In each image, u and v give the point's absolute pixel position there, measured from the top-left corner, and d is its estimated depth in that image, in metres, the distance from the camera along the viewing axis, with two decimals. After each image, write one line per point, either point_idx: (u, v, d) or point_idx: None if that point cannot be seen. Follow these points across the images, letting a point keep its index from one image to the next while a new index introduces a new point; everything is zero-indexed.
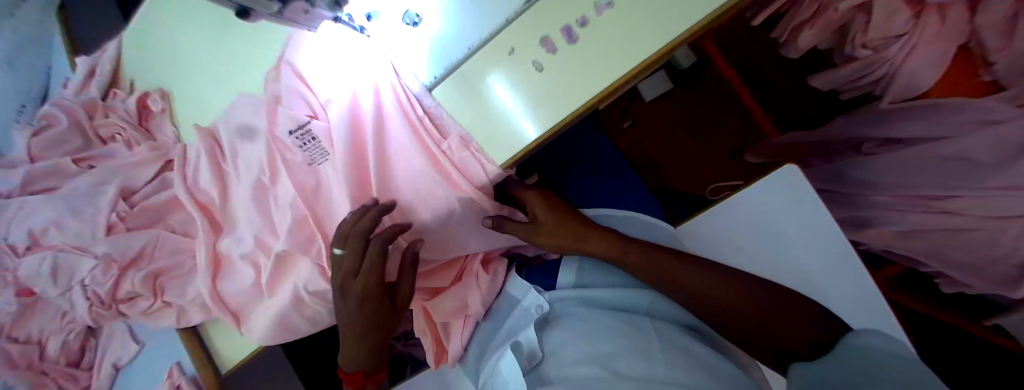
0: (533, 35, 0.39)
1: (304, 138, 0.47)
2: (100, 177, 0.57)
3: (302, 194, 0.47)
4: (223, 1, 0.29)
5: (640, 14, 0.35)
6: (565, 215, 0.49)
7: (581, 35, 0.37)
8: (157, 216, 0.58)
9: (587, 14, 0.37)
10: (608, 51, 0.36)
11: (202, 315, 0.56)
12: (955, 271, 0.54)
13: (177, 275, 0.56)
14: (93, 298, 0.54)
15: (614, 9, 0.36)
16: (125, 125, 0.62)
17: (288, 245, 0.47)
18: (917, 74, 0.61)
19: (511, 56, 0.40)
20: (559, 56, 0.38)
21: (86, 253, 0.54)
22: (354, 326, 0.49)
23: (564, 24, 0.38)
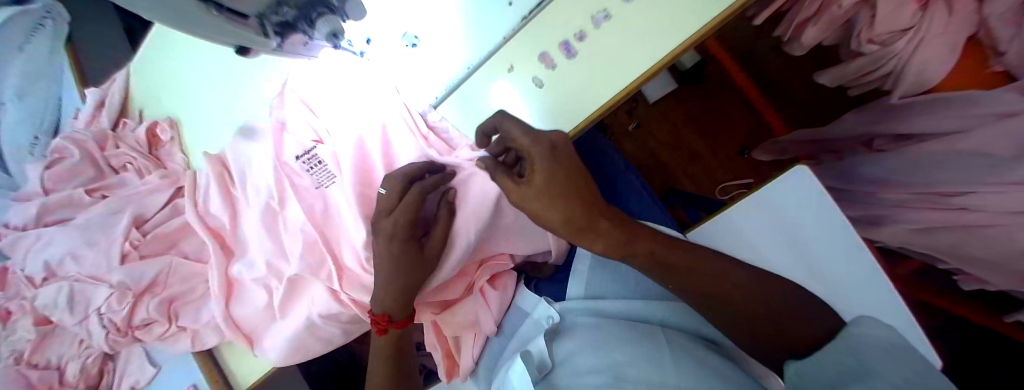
0: (530, 52, 0.39)
1: (311, 162, 0.48)
2: (113, 207, 0.58)
3: (313, 218, 0.47)
4: (219, 40, 0.31)
5: (640, 25, 0.34)
6: (577, 186, 0.33)
7: (580, 50, 0.37)
8: (172, 241, 0.59)
9: (584, 27, 0.36)
10: (610, 63, 0.36)
11: (216, 337, 0.56)
12: (977, 268, 0.35)
13: (190, 300, 0.56)
14: (109, 326, 0.54)
15: (612, 22, 0.35)
16: (136, 154, 0.64)
17: (300, 268, 0.46)
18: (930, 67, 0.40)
19: (511, 73, 0.39)
20: (558, 71, 0.38)
21: (101, 283, 0.55)
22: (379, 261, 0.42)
23: (562, 38, 0.37)
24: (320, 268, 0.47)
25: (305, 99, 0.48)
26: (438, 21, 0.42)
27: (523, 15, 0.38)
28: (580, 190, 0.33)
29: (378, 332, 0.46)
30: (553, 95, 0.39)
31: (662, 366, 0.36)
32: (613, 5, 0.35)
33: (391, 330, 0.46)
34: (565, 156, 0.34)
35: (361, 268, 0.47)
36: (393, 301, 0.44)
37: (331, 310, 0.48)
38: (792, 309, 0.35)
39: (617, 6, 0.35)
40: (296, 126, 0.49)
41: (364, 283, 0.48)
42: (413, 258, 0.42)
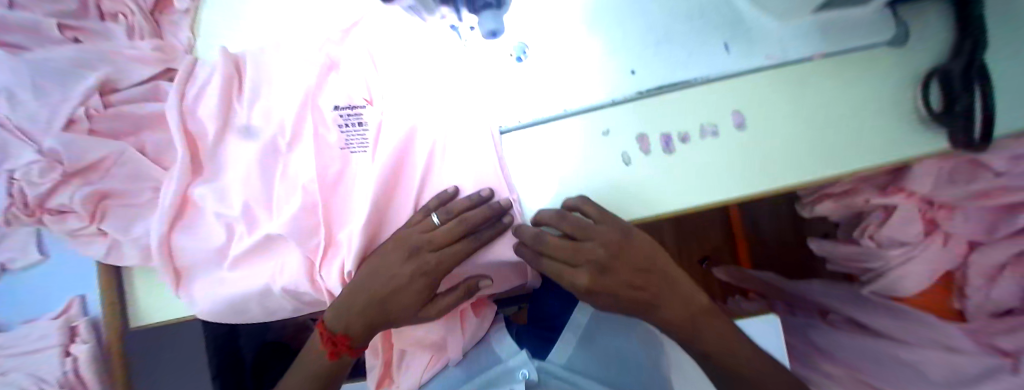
0: (632, 127, 0.39)
1: (350, 119, 0.45)
2: (85, 60, 0.49)
3: (322, 180, 0.42)
4: None
5: (741, 155, 0.37)
6: (650, 277, 0.41)
7: (680, 150, 0.38)
8: (134, 126, 0.50)
9: (690, 131, 0.38)
10: (698, 178, 0.38)
11: (138, 260, 0.47)
12: None
13: (127, 204, 0.47)
14: (17, 198, 0.44)
15: (717, 140, 0.37)
16: (134, 8, 0.55)
17: (287, 229, 0.42)
18: (902, 281, 0.56)
19: (604, 138, 0.39)
20: (649, 158, 0.38)
21: (31, 143, 0.45)
22: (389, 293, 0.43)
23: (666, 131, 0.38)
24: (310, 236, 0.43)
25: (374, 54, 0.44)
26: (552, 45, 0.40)
27: (641, 90, 0.38)
28: (634, 296, 0.41)
29: (331, 352, 0.47)
30: (634, 177, 0.39)
31: None
32: (725, 125, 0.37)
33: (343, 354, 0.47)
34: (621, 266, 0.40)
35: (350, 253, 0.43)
36: (360, 327, 0.45)
37: (299, 285, 0.44)
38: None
39: (728, 127, 0.37)
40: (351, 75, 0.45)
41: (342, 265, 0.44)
42: (411, 306, 0.44)
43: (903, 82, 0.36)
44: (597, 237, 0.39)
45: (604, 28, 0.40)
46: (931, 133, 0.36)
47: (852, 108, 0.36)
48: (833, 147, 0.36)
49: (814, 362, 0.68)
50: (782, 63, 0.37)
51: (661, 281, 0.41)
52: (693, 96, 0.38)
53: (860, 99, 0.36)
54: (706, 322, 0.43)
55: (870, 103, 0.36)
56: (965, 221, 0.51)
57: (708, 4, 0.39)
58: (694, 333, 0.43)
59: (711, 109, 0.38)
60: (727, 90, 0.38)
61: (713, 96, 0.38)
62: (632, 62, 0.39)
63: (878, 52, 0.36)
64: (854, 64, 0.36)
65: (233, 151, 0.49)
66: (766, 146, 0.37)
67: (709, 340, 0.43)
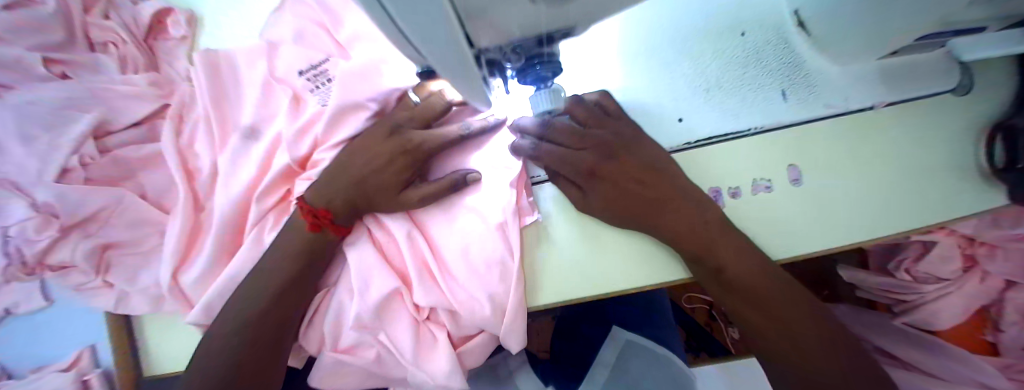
0: None
1: (316, 79, 0.44)
2: (76, 102, 0.46)
3: (296, 137, 0.42)
4: (419, 56, 0.26)
5: (796, 210, 0.35)
6: (654, 169, 0.37)
7: (729, 204, 0.37)
8: (128, 170, 0.47)
9: (740, 187, 0.36)
10: (752, 231, 0.36)
11: (147, 307, 0.44)
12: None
13: (132, 252, 0.45)
14: (13, 255, 0.42)
15: (771, 194, 0.36)
16: (125, 38, 0.52)
17: (268, 184, 0.43)
18: (938, 316, 0.54)
19: None
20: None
21: (24, 196, 0.43)
22: (369, 171, 0.40)
23: (713, 185, 0.37)
24: (271, 192, 0.44)
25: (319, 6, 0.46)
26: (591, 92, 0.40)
27: (684, 142, 0.38)
28: (635, 189, 0.36)
29: (310, 227, 0.40)
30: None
31: None
32: (779, 180, 0.36)
33: (325, 230, 0.40)
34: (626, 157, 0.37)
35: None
36: (339, 202, 0.40)
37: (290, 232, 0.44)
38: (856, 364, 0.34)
39: (782, 182, 0.36)
40: (302, 41, 0.47)
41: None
42: (386, 190, 0.39)
43: (961, 136, 0.35)
44: (606, 125, 0.38)
45: (652, 73, 0.40)
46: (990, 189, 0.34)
47: (911, 160, 0.35)
48: (891, 207, 0.35)
49: None
50: (841, 113, 0.37)
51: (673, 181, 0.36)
52: (745, 148, 0.37)
53: (919, 155, 0.35)
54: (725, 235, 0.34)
55: (929, 157, 0.35)
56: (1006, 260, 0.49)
57: (765, 48, 0.39)
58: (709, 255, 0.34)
59: (764, 162, 0.36)
60: (778, 140, 0.37)
61: (765, 149, 0.37)
62: (681, 111, 0.39)
63: (931, 107, 0.36)
64: (908, 116, 0.36)
65: (228, 165, 0.44)
66: (824, 202, 0.35)
67: (726, 257, 0.34)
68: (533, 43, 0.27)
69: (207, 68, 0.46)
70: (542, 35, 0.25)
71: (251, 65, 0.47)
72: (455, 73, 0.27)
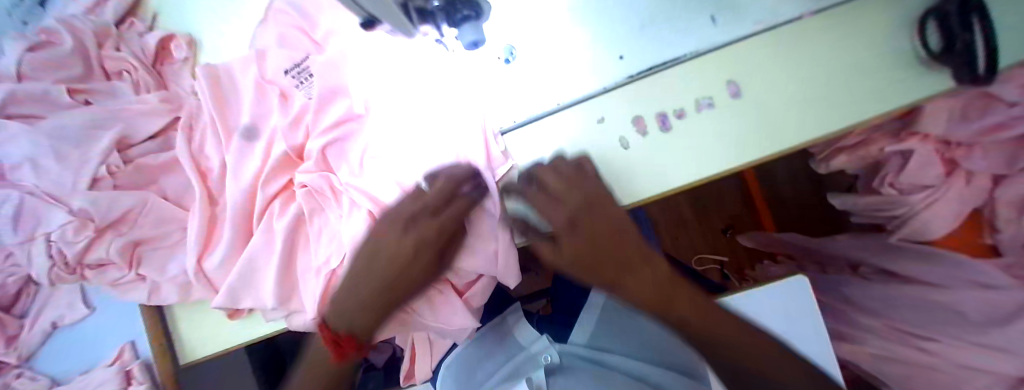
0: (625, 112, 0.41)
1: (300, 76, 0.48)
2: (99, 120, 0.51)
3: (291, 128, 0.46)
4: (357, 8, 0.29)
5: (737, 121, 0.38)
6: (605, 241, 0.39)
7: (676, 126, 0.39)
8: (151, 176, 0.52)
9: (685, 107, 0.39)
10: (698, 151, 0.39)
11: (176, 296, 0.48)
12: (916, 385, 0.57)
13: (160, 246, 0.49)
14: (57, 258, 0.47)
15: (714, 110, 0.39)
16: (136, 65, 0.56)
17: (268, 172, 0.46)
18: (931, 225, 0.55)
19: (601, 125, 0.41)
20: (648, 139, 0.40)
21: (60, 205, 0.47)
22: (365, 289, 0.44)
23: (660, 111, 0.40)
24: (272, 181, 0.47)
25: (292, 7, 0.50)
26: (542, 46, 0.43)
27: (628, 75, 0.41)
28: (590, 269, 0.39)
29: (336, 354, 0.47)
30: (634, 158, 0.40)
31: None
32: (720, 96, 0.39)
33: (349, 352, 0.47)
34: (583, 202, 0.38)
35: (313, 184, 0.44)
36: (356, 322, 0.45)
37: (292, 217, 0.46)
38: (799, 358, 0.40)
39: (723, 97, 0.39)
40: (284, 44, 0.49)
41: (319, 201, 0.45)
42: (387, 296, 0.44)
43: (900, 26, 0.36)
44: (557, 193, 0.38)
45: (595, 20, 0.42)
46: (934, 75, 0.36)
47: (847, 56, 0.37)
48: (830, 103, 0.36)
49: (849, 316, 0.68)
50: (773, 26, 0.38)
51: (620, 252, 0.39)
52: (686, 74, 0.40)
53: (855, 51, 0.37)
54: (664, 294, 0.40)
55: (869, 50, 0.36)
56: (986, 158, 0.49)
57: None
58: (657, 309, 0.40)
59: (703, 82, 0.39)
60: (714, 60, 0.39)
61: (703, 70, 0.40)
62: (621, 49, 0.41)
63: (861, 5, 0.37)
64: (839, 18, 0.38)
65: (235, 161, 0.48)
66: (763, 111, 0.37)
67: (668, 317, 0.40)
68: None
69: (208, 82, 0.50)
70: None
71: (243, 70, 0.51)
72: (392, 19, 0.30)
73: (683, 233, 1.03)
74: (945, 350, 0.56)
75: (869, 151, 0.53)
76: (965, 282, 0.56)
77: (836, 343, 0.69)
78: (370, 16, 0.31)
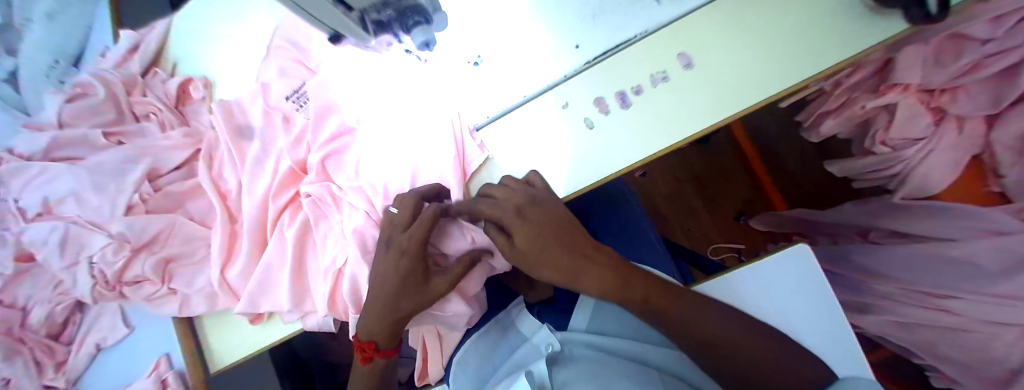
0: (588, 95, 0.45)
1: (299, 100, 0.53)
2: (130, 155, 0.56)
3: (297, 146, 0.51)
4: (321, 25, 0.35)
5: (688, 92, 0.42)
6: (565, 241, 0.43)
7: (634, 102, 0.43)
8: (176, 201, 0.56)
9: (642, 84, 0.43)
10: (655, 124, 0.43)
11: (205, 307, 0.52)
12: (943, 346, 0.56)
13: (188, 263, 0.53)
14: (99, 277, 0.52)
15: (668, 83, 0.42)
16: (161, 106, 0.61)
17: (275, 186, 0.50)
18: (931, 177, 0.55)
19: (566, 110, 0.45)
20: (610, 116, 0.44)
21: (99, 230, 0.52)
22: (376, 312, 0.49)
23: (619, 89, 0.44)
24: (280, 194, 0.51)
25: (290, 40, 0.55)
26: (507, 48, 0.48)
27: (587, 61, 0.45)
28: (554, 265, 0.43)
29: (362, 359, 0.53)
30: (599, 136, 0.44)
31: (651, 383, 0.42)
32: (673, 69, 0.42)
33: (375, 358, 0.53)
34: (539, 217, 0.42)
35: (317, 194, 0.48)
36: (380, 334, 0.51)
37: (299, 221, 0.50)
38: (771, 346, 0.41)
39: (675, 70, 0.42)
40: (286, 76, 0.54)
41: (324, 211, 0.50)
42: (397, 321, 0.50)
43: None
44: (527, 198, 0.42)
45: (554, 15, 0.46)
46: (888, 18, 0.37)
47: (787, 18, 0.39)
48: (774, 64, 0.39)
49: (866, 286, 0.66)
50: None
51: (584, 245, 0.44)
52: (638, 53, 0.44)
53: (794, 13, 0.39)
54: (629, 276, 0.44)
55: (810, 8, 0.39)
56: (972, 99, 0.50)
57: None
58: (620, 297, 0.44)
59: (657, 60, 0.43)
60: (664, 37, 0.43)
61: (654, 48, 0.43)
62: (577, 38, 0.45)
63: None
64: None
65: (251, 179, 0.52)
66: (711, 79, 0.41)
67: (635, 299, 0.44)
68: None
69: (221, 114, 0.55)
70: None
71: (249, 101, 0.55)
72: (349, 32, 0.37)
73: (691, 220, 1.03)
74: (965, 308, 0.54)
75: (852, 111, 0.55)
76: (975, 233, 0.54)
77: (857, 316, 0.67)
78: (334, 31, 0.36)
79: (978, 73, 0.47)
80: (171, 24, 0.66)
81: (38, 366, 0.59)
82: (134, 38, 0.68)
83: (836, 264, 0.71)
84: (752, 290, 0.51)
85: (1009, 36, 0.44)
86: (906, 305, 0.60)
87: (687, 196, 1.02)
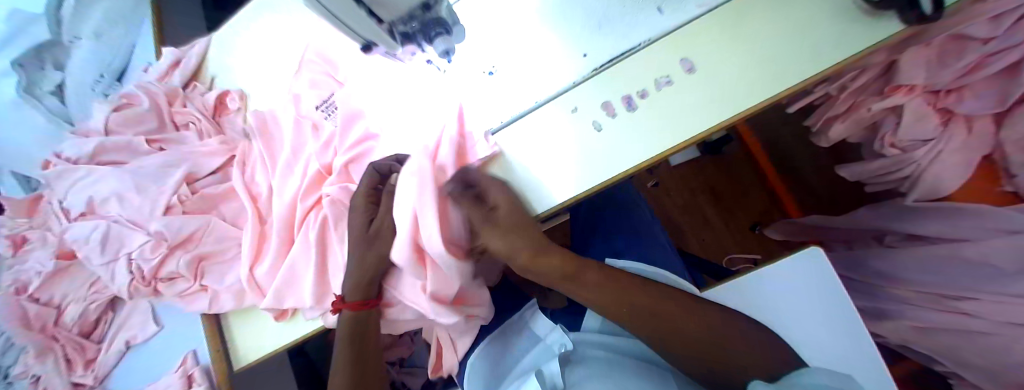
0: (597, 100, 0.47)
1: (327, 109, 0.56)
2: (170, 160, 0.59)
3: (325, 151, 0.53)
4: (355, 35, 0.37)
5: (689, 96, 0.44)
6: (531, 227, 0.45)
7: (640, 104, 0.46)
8: (210, 204, 0.59)
9: (647, 88, 0.46)
10: (658, 126, 0.45)
11: (233, 303, 0.54)
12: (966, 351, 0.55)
13: (219, 261, 0.56)
14: (136, 273, 0.54)
15: (672, 86, 0.45)
16: (200, 116, 0.64)
17: (302, 189, 0.53)
18: (941, 180, 0.56)
19: (575, 113, 0.48)
20: (617, 118, 0.46)
21: (139, 229, 0.55)
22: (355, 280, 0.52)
23: (625, 93, 0.46)
24: (308, 196, 0.53)
25: (321, 54, 0.58)
26: (520, 57, 0.50)
27: (593, 68, 0.48)
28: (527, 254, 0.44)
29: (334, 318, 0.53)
30: (606, 137, 0.46)
31: (665, 383, 0.42)
32: (677, 73, 0.44)
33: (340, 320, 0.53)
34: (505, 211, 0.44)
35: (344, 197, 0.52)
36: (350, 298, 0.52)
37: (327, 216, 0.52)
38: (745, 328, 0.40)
39: (679, 74, 0.44)
40: (316, 86, 0.57)
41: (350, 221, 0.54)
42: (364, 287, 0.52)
43: None
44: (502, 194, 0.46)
45: (566, 25, 0.49)
46: (884, 21, 0.39)
47: (784, 26, 0.42)
48: (772, 69, 0.41)
49: (884, 290, 0.65)
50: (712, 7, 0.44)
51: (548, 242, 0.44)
52: (644, 59, 0.46)
53: (790, 19, 0.42)
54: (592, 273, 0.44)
55: (808, 14, 0.41)
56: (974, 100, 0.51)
57: None
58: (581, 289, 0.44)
59: (661, 64, 0.45)
60: (668, 45, 0.45)
61: (659, 54, 0.46)
62: (585, 47, 0.48)
63: None
64: None
65: (280, 182, 0.55)
66: (711, 83, 0.43)
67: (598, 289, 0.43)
68: (419, 8, 0.39)
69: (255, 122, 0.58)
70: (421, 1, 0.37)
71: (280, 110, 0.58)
72: (380, 42, 0.40)
73: (703, 230, 1.03)
74: (983, 309, 0.54)
75: (860, 115, 0.57)
76: (990, 233, 0.54)
77: (876, 322, 0.66)
78: (368, 42, 0.39)
79: (980, 73, 0.49)
80: (210, 41, 0.70)
81: (67, 363, 0.61)
82: (176, 54, 0.73)
83: (852, 270, 0.71)
84: (775, 291, 0.53)
85: (1009, 34, 0.46)
86: (926, 309, 0.60)
87: (700, 205, 1.03)
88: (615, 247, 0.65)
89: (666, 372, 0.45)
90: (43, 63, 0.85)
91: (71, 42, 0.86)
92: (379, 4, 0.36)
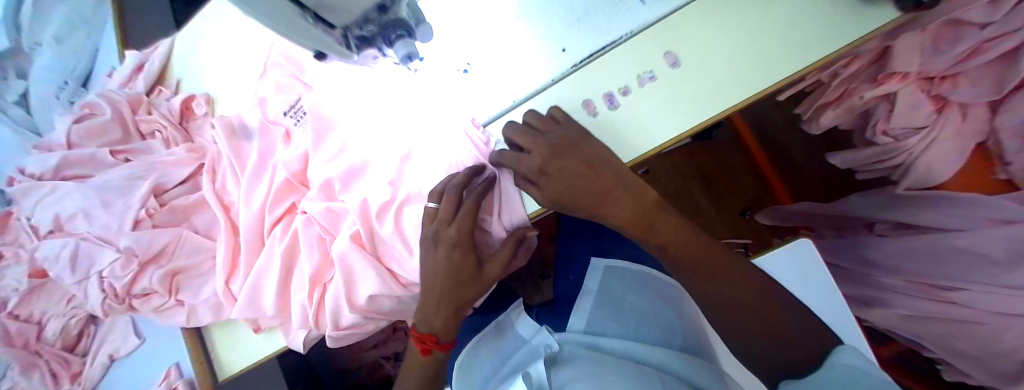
0: (575, 99, 0.45)
1: (296, 114, 0.53)
2: (137, 172, 0.57)
3: (297, 165, 0.51)
4: (306, 46, 0.33)
5: (672, 94, 0.42)
6: (597, 171, 0.40)
7: (621, 103, 0.43)
8: (182, 216, 0.57)
9: (628, 85, 0.43)
10: (642, 125, 0.43)
11: (211, 316, 0.54)
12: (956, 339, 0.55)
13: (195, 274, 0.55)
14: (108, 290, 0.54)
15: (654, 83, 0.42)
16: (165, 124, 0.62)
17: (270, 204, 0.51)
18: (934, 166, 0.55)
19: None
20: (598, 117, 0.44)
21: (109, 246, 0.54)
22: (441, 311, 0.47)
23: (605, 91, 0.44)
24: (278, 204, 0.52)
25: (287, 54, 0.55)
26: (491, 56, 0.48)
27: (572, 65, 0.45)
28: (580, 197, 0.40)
29: (422, 352, 0.50)
30: None
31: (651, 381, 0.41)
32: (659, 69, 0.42)
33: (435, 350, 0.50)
34: (561, 162, 0.40)
35: (320, 218, 0.49)
36: (445, 321, 0.48)
37: (288, 237, 0.50)
38: (786, 312, 0.39)
39: (661, 70, 0.42)
40: (282, 91, 0.54)
41: (323, 249, 0.50)
42: (457, 314, 0.48)
43: None
44: (563, 158, 0.40)
45: (540, 19, 0.46)
46: (877, 7, 0.36)
47: (773, 15, 0.39)
48: (755, 66, 0.39)
49: (873, 278, 0.64)
50: None
51: (620, 182, 0.40)
52: (623, 55, 0.43)
53: (780, 7, 0.38)
54: (660, 216, 0.41)
55: (798, 2, 0.38)
56: (973, 87, 0.49)
57: None
58: (648, 232, 0.41)
59: (642, 60, 0.43)
60: (651, 37, 0.43)
61: (642, 49, 0.43)
62: (563, 42, 0.46)
63: None
64: None
65: (251, 194, 0.53)
66: (696, 79, 0.41)
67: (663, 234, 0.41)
68: (375, 10, 0.35)
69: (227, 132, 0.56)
70: (376, 3, 0.34)
71: (248, 115, 0.56)
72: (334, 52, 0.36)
73: (696, 216, 1.01)
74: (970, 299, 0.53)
75: (853, 102, 0.54)
76: (982, 222, 0.53)
77: (865, 310, 0.65)
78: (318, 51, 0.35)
79: (976, 59, 0.47)
80: (173, 41, 0.67)
81: (53, 378, 0.61)
82: (139, 57, 0.70)
83: (841, 258, 0.70)
84: None
85: (1008, 19, 0.43)
86: (914, 299, 0.59)
87: (693, 191, 1.01)
88: (601, 245, 0.67)
89: (652, 372, 0.44)
90: (6, 71, 0.82)
91: (32, 48, 0.82)
92: (326, 8, 0.32)
